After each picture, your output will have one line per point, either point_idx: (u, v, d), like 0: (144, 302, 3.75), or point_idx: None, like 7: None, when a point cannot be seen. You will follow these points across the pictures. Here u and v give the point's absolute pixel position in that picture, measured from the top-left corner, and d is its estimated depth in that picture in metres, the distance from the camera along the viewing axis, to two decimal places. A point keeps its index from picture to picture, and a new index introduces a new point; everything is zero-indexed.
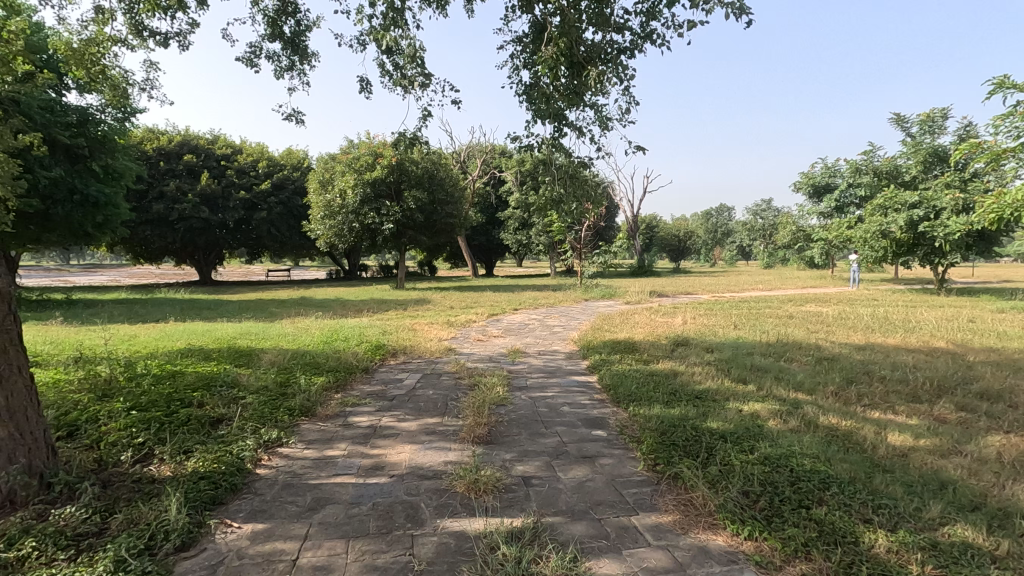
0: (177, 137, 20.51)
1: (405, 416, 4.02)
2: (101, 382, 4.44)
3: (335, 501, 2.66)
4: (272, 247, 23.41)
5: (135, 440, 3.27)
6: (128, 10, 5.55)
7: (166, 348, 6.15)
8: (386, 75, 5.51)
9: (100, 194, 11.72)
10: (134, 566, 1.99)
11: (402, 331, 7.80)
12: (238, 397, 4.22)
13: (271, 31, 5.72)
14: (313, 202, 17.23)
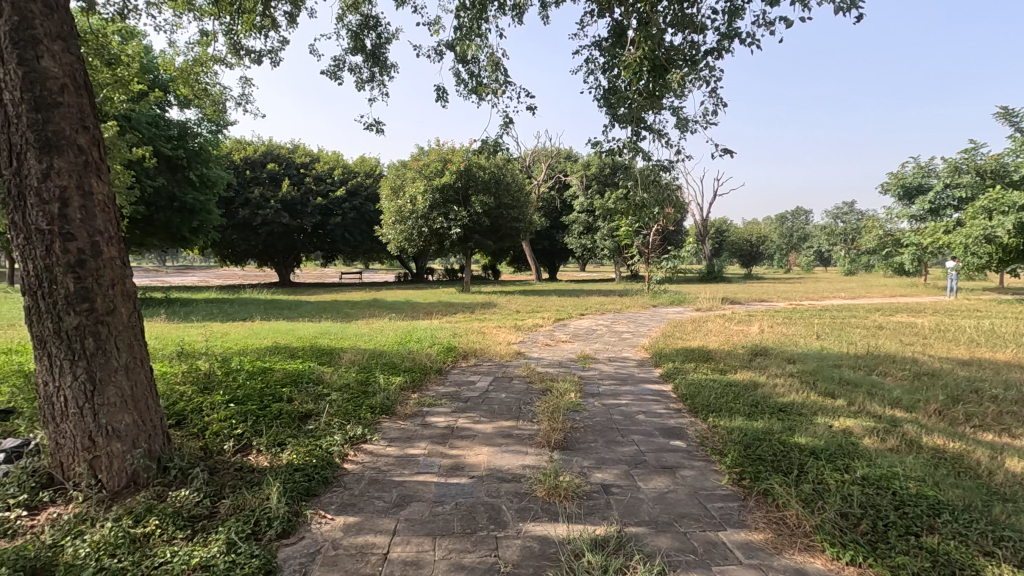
0: (262, 147, 21.91)
1: (481, 418, 4.08)
2: (201, 376, 4.82)
3: (419, 499, 2.74)
4: (346, 251, 24.48)
5: (235, 430, 3.51)
6: (228, 32, 6.00)
7: (254, 345, 6.56)
8: (463, 84, 5.65)
9: (195, 202, 12.70)
10: (244, 549, 2.14)
11: (471, 334, 7.94)
12: (323, 393, 4.44)
13: (353, 45, 5.99)
14: (385, 207, 17.92)
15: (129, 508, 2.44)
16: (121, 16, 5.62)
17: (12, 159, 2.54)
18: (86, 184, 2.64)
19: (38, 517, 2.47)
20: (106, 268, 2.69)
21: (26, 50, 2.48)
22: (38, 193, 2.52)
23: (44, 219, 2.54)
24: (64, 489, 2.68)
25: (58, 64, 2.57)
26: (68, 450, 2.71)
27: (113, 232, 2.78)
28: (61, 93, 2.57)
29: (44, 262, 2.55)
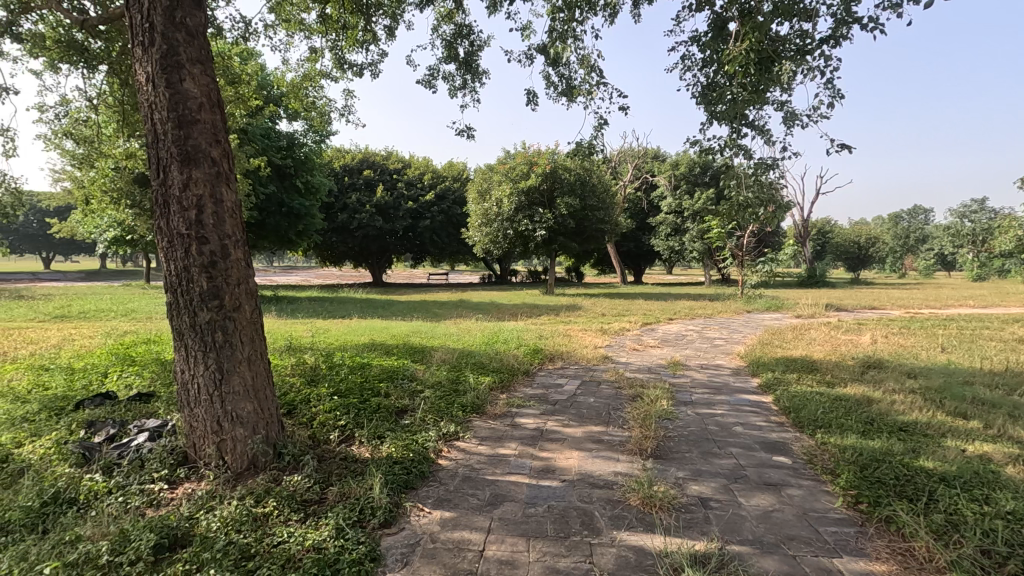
0: (359, 155, 23.25)
1: (569, 421, 4.06)
2: (308, 369, 5.18)
3: (511, 499, 2.77)
4: (434, 253, 25.34)
5: (339, 422, 3.74)
6: (334, 48, 6.40)
7: (354, 342, 6.96)
8: (553, 86, 5.67)
9: (301, 207, 13.71)
10: (351, 535, 2.26)
11: (557, 337, 7.93)
12: (417, 390, 4.62)
13: (447, 54, 6.19)
14: (472, 210, 18.37)
15: (251, 489, 2.67)
16: (243, 39, 6.18)
17: (159, 172, 2.87)
18: (217, 192, 2.92)
19: (176, 490, 2.77)
20: (233, 268, 2.95)
21: (172, 74, 2.80)
22: (180, 201, 2.83)
23: (184, 224, 2.84)
24: (197, 467, 2.99)
25: (197, 85, 2.86)
26: (200, 432, 3.01)
27: (240, 236, 3.05)
28: (199, 111, 2.86)
29: (184, 262, 2.86)
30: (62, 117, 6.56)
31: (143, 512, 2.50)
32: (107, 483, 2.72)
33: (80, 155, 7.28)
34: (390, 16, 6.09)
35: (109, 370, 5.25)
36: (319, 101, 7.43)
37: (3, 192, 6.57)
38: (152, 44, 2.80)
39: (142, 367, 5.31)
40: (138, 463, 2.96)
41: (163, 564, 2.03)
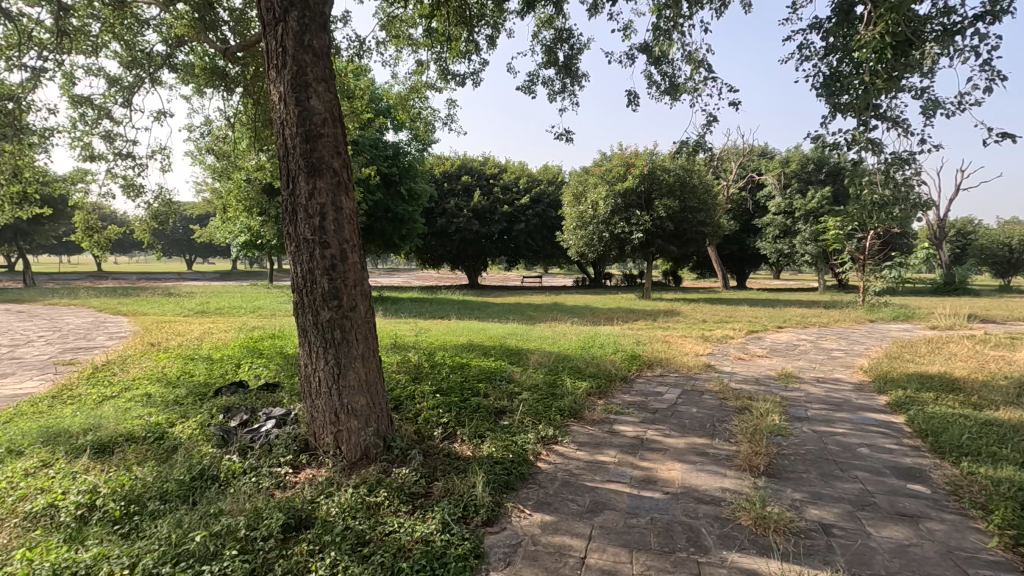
0: (458, 161, 24.10)
1: (671, 432, 3.91)
2: (412, 366, 5.43)
3: (612, 507, 2.71)
4: (529, 256, 25.58)
5: (442, 419, 3.88)
6: (438, 60, 6.69)
7: (454, 342, 7.20)
8: (655, 85, 5.50)
9: (404, 213, 14.46)
10: (457, 530, 2.33)
11: (655, 343, 7.68)
12: (516, 392, 4.68)
13: (547, 59, 6.23)
14: (568, 213, 18.34)
15: (364, 478, 2.84)
16: (358, 57, 6.62)
17: (288, 183, 3.15)
18: (337, 201, 3.15)
19: (299, 474, 3.01)
20: (350, 270, 3.17)
21: (301, 93, 3.06)
22: (306, 209, 3.09)
23: (309, 230, 3.10)
24: (316, 454, 3.23)
25: (321, 101, 3.11)
26: (319, 422, 3.25)
27: (357, 241, 3.27)
28: (323, 125, 3.10)
29: (308, 265, 3.11)
30: (207, 136, 7.42)
31: (272, 492, 2.74)
32: (242, 463, 3.02)
33: (219, 168, 8.18)
34: (492, 26, 6.24)
35: (241, 361, 5.85)
36: (423, 112, 7.77)
37: (159, 203, 7.55)
38: (284, 65, 3.08)
39: (268, 359, 5.86)
40: (267, 447, 3.26)
41: (291, 543, 2.22)
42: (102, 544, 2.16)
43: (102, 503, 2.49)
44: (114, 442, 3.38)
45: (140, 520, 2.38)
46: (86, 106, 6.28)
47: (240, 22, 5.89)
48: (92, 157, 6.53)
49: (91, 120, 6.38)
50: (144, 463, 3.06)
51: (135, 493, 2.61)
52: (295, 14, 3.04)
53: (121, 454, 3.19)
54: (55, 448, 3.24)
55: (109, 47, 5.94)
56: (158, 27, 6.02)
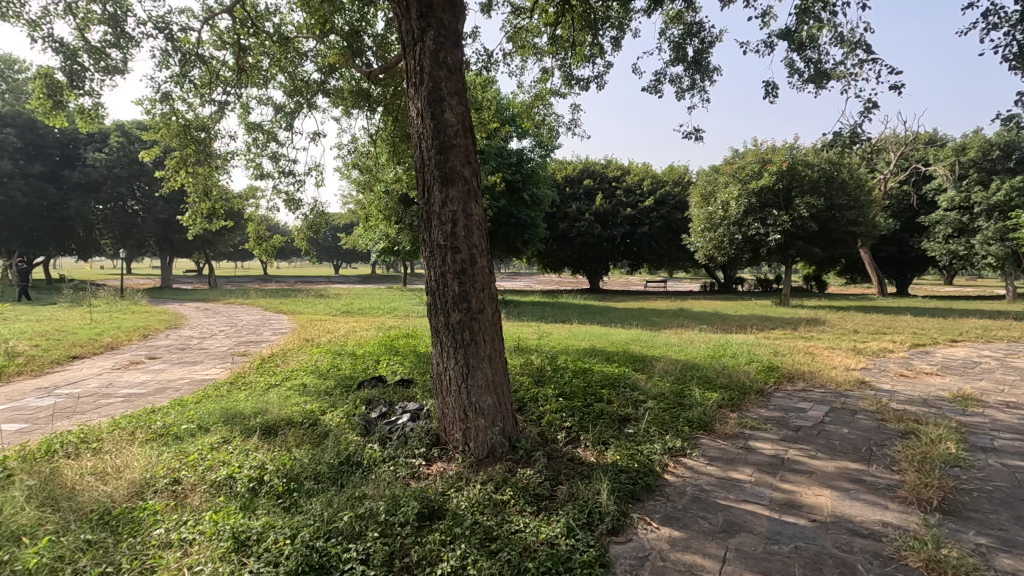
0: (580, 166, 24.11)
1: (817, 453, 3.53)
2: (535, 369, 5.52)
3: (749, 530, 2.51)
4: (652, 261, 24.76)
5: (565, 423, 3.88)
6: (562, 66, 6.74)
7: (576, 347, 7.19)
8: (797, 74, 5.04)
9: (527, 218, 14.76)
10: (582, 536, 2.31)
11: (797, 354, 7.00)
12: (640, 400, 4.54)
13: (675, 56, 5.99)
14: (695, 215, 17.46)
15: (491, 476, 2.93)
16: (485, 70, 6.91)
17: (424, 192, 3.36)
18: (468, 208, 3.29)
19: (432, 466, 3.19)
20: (479, 274, 3.30)
21: (436, 107, 3.25)
22: (439, 216, 3.27)
23: (442, 236, 3.27)
24: (447, 449, 3.40)
25: (455, 114, 3.27)
26: (449, 418, 3.42)
27: (485, 246, 3.39)
28: (455, 136, 3.26)
29: (441, 269, 3.29)
30: (353, 153, 8.19)
31: (407, 481, 2.93)
32: (382, 452, 3.27)
33: (363, 181, 8.99)
34: (617, 27, 6.13)
35: (380, 358, 6.36)
36: (546, 119, 7.87)
37: (313, 214, 8.47)
38: (421, 83, 3.29)
39: (403, 357, 6.32)
40: (403, 439, 3.50)
41: (425, 531, 2.35)
42: (269, 514, 2.45)
43: (269, 478, 2.84)
44: (278, 425, 3.84)
45: (299, 497, 2.66)
46: (258, 132, 7.25)
47: (382, 47, 6.42)
48: (262, 175, 7.51)
49: (261, 144, 7.35)
50: (301, 445, 3.44)
51: (294, 471, 2.94)
52: (431, 34, 3.24)
53: (284, 436, 3.62)
54: (234, 427, 3.76)
55: (276, 79, 6.79)
56: (315, 58, 6.77)
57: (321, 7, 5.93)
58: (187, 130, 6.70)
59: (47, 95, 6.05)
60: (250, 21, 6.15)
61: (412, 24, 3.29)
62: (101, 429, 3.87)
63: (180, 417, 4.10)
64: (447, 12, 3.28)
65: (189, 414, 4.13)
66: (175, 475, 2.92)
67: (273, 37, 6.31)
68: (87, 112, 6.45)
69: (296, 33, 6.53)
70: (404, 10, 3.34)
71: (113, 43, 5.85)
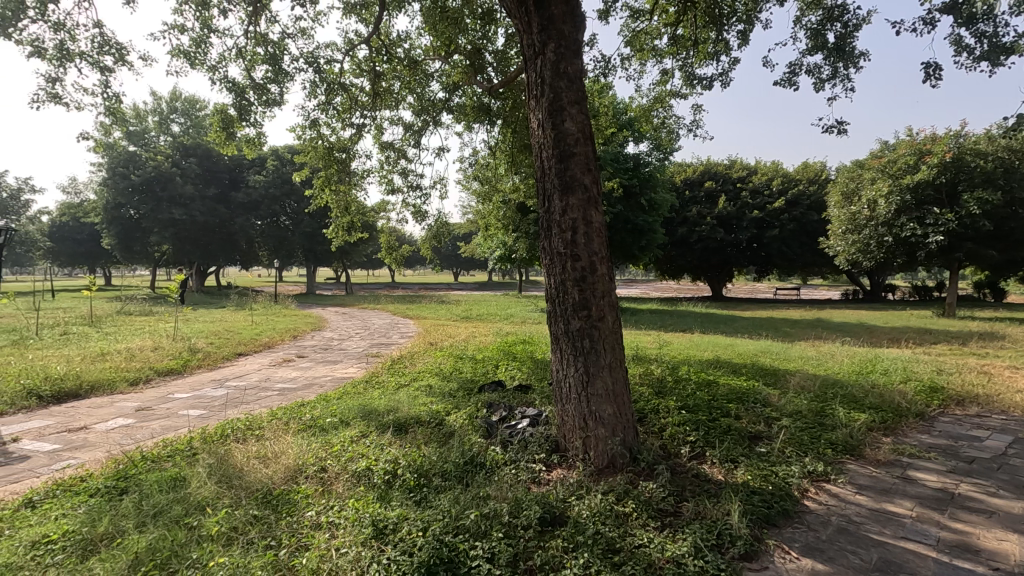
0: (701, 167, 23.04)
1: (998, 490, 3.02)
2: (656, 380, 5.33)
3: (911, 572, 2.21)
4: (784, 266, 22.86)
5: (689, 437, 3.71)
6: (684, 65, 6.50)
7: (698, 357, 6.85)
8: (967, 51, 4.39)
9: (644, 223, 14.39)
10: (711, 558, 2.19)
11: (967, 373, 6.05)
12: (773, 417, 4.19)
13: (813, 44, 5.51)
14: (835, 215, 15.85)
15: (612, 487, 2.88)
16: (603, 76, 6.89)
17: (544, 201, 3.42)
18: (588, 215, 3.29)
19: (552, 472, 3.22)
20: (599, 282, 3.28)
21: (557, 117, 3.29)
22: (559, 225, 3.31)
23: (562, 244, 3.30)
24: (567, 455, 3.41)
25: (575, 123, 3.29)
26: (569, 425, 3.42)
27: (605, 253, 3.36)
28: (576, 145, 3.28)
29: (561, 277, 3.32)
30: (474, 166, 8.56)
31: (529, 485, 2.99)
32: (504, 455, 3.36)
33: (483, 192, 9.36)
34: (745, 21, 5.78)
35: (499, 363, 6.56)
36: (665, 122, 7.63)
37: (437, 224, 8.97)
38: (543, 94, 3.36)
39: (522, 363, 6.44)
40: (524, 443, 3.56)
41: (547, 536, 2.37)
42: (403, 506, 2.63)
43: (401, 472, 3.04)
44: (408, 423, 4.11)
45: (428, 492, 2.82)
46: (390, 150, 7.84)
47: (502, 62, 6.66)
48: (392, 190, 8.12)
49: (392, 161, 7.94)
50: (428, 443, 3.64)
51: (424, 467, 3.12)
52: (552, 46, 3.30)
53: (413, 434, 3.86)
54: (371, 423, 4.09)
55: (406, 100, 7.30)
56: (440, 77, 7.20)
57: (446, 29, 6.29)
58: (331, 152, 7.45)
59: (222, 129, 7.07)
60: (384, 49, 6.72)
61: (534, 38, 3.37)
62: (263, 419, 4.41)
63: (325, 411, 4.54)
64: (568, 23, 3.33)
65: (332, 409, 4.56)
66: (322, 463, 3.23)
67: (403, 61, 6.82)
68: (252, 140, 7.41)
69: (423, 56, 6.99)
70: (527, 25, 3.44)
71: (273, 79, 6.67)
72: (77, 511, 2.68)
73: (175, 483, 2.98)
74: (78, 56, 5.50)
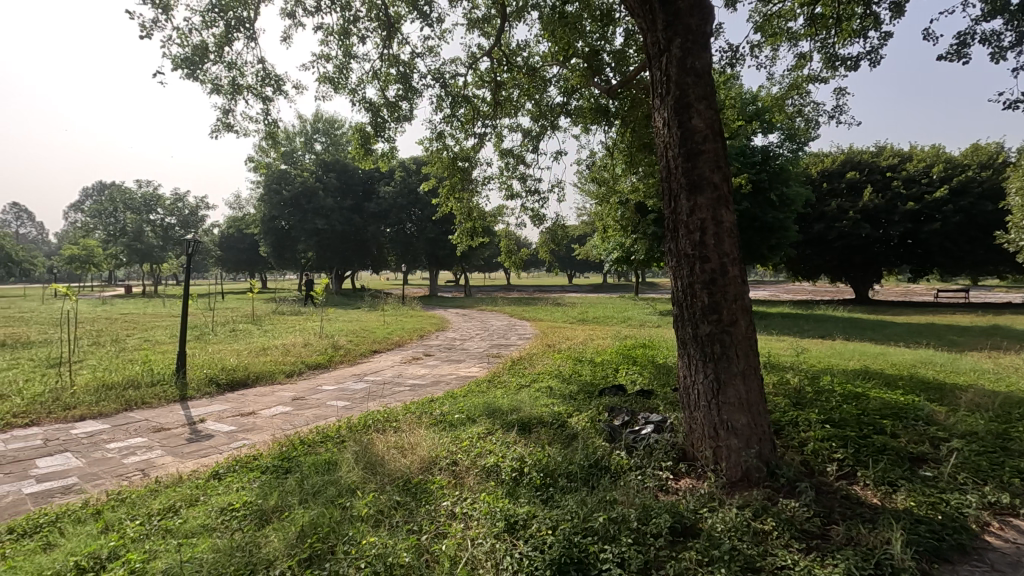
0: (841, 156, 20.91)
1: None
2: (793, 391, 4.92)
3: None
4: (948, 265, 19.93)
5: (835, 454, 3.39)
6: (824, 46, 5.95)
7: (841, 366, 6.22)
8: None
9: (774, 220, 13.38)
10: None
11: None
12: (941, 438, 3.67)
13: (988, 8, 4.77)
14: (1015, 204, 13.55)
15: (748, 501, 2.72)
16: (730, 66, 6.55)
17: (670, 201, 3.33)
18: (718, 215, 3.14)
19: (680, 482, 3.12)
20: (731, 284, 3.11)
21: (684, 114, 3.19)
22: (687, 226, 3.20)
23: (690, 245, 3.19)
24: (695, 465, 3.28)
25: (703, 119, 3.16)
26: (698, 434, 3.29)
27: (737, 254, 3.18)
28: (704, 142, 3.15)
29: (689, 279, 3.21)
30: (591, 168, 8.56)
31: (656, 493, 2.92)
32: (629, 460, 3.32)
33: (600, 194, 9.31)
34: None
35: (619, 366, 6.47)
36: (801, 110, 7.06)
37: (555, 227, 9.07)
38: (668, 92, 3.27)
39: (642, 367, 6.30)
40: (649, 449, 3.48)
41: (679, 547, 2.31)
42: (530, 503, 2.71)
43: (528, 470, 3.12)
44: (531, 422, 4.20)
45: (554, 492, 2.87)
46: (509, 157, 8.08)
47: (621, 61, 6.57)
48: (512, 195, 8.36)
49: (512, 167, 8.18)
50: (551, 444, 3.70)
51: (550, 467, 3.17)
52: (678, 42, 3.20)
53: (537, 433, 3.95)
54: (496, 421, 4.24)
55: (525, 107, 7.47)
56: (558, 82, 7.28)
57: (565, 35, 6.35)
58: (454, 161, 7.85)
59: (360, 145, 7.76)
60: (505, 59, 6.96)
61: (658, 35, 3.30)
62: (398, 412, 4.77)
63: (453, 407, 4.79)
64: (695, 16, 3.20)
65: (460, 406, 4.80)
66: (453, 457, 3.42)
67: (523, 70, 7.01)
68: (386, 155, 8.07)
69: (542, 63, 7.12)
70: (651, 22, 3.39)
71: (404, 96, 7.18)
72: (253, 486, 3.10)
73: (328, 466, 3.32)
74: (247, 89, 6.36)
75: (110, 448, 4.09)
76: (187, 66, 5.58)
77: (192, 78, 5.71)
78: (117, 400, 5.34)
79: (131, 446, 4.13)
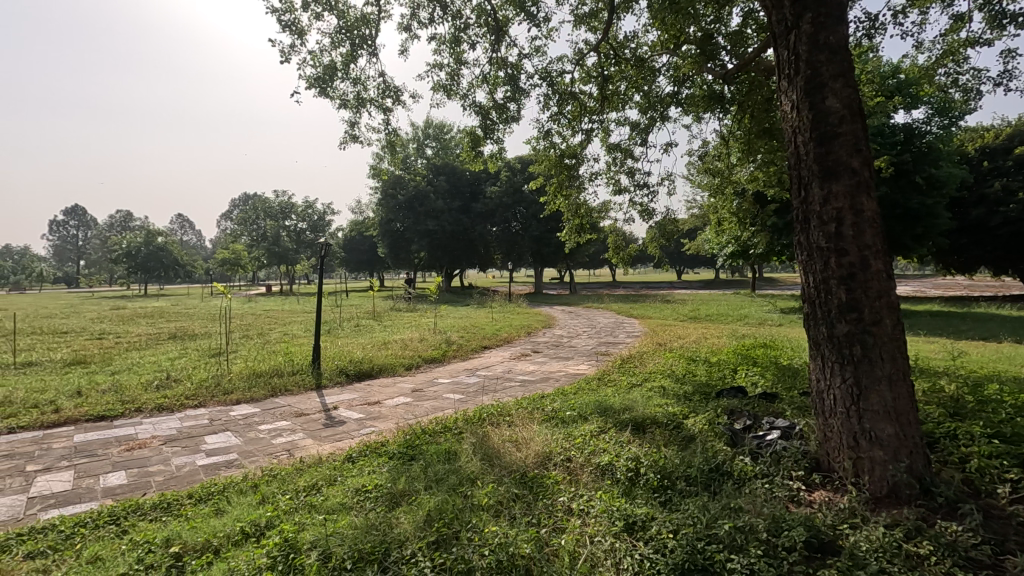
0: (1008, 129, 18.01)
1: None
2: (950, 399, 4.32)
3: None
4: None
5: (1007, 474, 2.93)
6: (988, 3, 5.16)
7: (1010, 373, 5.38)
8: None
9: (921, 207, 11.86)
10: None
11: None
12: None
13: None
14: None
15: (897, 520, 2.45)
16: (868, 37, 5.90)
17: (801, 190, 3.08)
18: (858, 203, 2.84)
19: (814, 493, 2.88)
20: (874, 280, 2.81)
21: (816, 95, 2.93)
22: (820, 216, 2.94)
23: (824, 237, 2.94)
24: (832, 477, 3.01)
25: (839, 99, 2.88)
26: (835, 443, 3.02)
27: (882, 245, 2.86)
28: (841, 124, 2.87)
29: (823, 274, 2.95)
30: (704, 158, 8.15)
31: (786, 504, 2.73)
32: (754, 467, 3.12)
33: (714, 186, 8.85)
34: None
35: (738, 367, 6.12)
36: (956, 80, 6.19)
37: (665, 221, 8.77)
38: (798, 72, 3.03)
39: (764, 368, 5.90)
40: (776, 457, 3.25)
41: (816, 564, 2.13)
42: (648, 504, 2.65)
43: (645, 471, 3.06)
44: (645, 423, 4.11)
45: (673, 495, 2.79)
46: (617, 151, 7.94)
47: (738, 43, 6.18)
48: (619, 191, 8.21)
49: (619, 162, 8.02)
50: (667, 445, 3.59)
51: (668, 469, 3.07)
52: (809, 17, 2.95)
53: (652, 434, 3.86)
54: (609, 419, 4.20)
55: (633, 99, 7.29)
56: (668, 72, 7.03)
57: (677, 22, 6.11)
58: (561, 159, 7.87)
59: (471, 148, 8.03)
60: (612, 52, 6.88)
61: (786, 12, 3.07)
62: (511, 407, 4.88)
63: (564, 404, 4.82)
64: None
65: (571, 403, 4.82)
66: (567, 453, 3.44)
67: (631, 62, 6.85)
68: (495, 156, 8.30)
69: (650, 53, 6.93)
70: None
71: (511, 97, 7.33)
72: (382, 470, 3.34)
73: (448, 456, 3.49)
74: (369, 102, 6.86)
75: (262, 429, 4.63)
76: (320, 84, 6.13)
77: (324, 95, 6.26)
78: (265, 387, 6.03)
79: (278, 428, 4.64)
